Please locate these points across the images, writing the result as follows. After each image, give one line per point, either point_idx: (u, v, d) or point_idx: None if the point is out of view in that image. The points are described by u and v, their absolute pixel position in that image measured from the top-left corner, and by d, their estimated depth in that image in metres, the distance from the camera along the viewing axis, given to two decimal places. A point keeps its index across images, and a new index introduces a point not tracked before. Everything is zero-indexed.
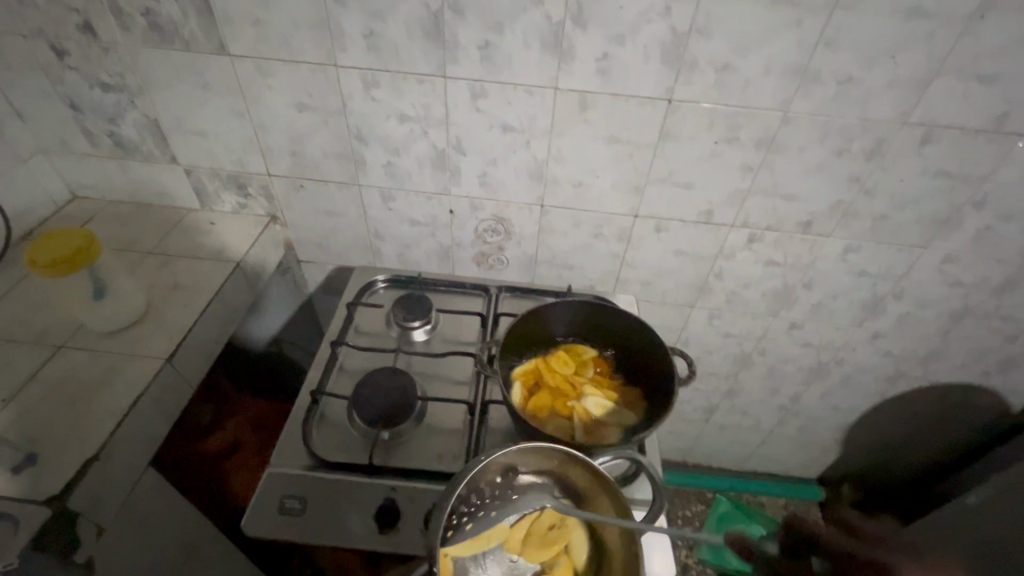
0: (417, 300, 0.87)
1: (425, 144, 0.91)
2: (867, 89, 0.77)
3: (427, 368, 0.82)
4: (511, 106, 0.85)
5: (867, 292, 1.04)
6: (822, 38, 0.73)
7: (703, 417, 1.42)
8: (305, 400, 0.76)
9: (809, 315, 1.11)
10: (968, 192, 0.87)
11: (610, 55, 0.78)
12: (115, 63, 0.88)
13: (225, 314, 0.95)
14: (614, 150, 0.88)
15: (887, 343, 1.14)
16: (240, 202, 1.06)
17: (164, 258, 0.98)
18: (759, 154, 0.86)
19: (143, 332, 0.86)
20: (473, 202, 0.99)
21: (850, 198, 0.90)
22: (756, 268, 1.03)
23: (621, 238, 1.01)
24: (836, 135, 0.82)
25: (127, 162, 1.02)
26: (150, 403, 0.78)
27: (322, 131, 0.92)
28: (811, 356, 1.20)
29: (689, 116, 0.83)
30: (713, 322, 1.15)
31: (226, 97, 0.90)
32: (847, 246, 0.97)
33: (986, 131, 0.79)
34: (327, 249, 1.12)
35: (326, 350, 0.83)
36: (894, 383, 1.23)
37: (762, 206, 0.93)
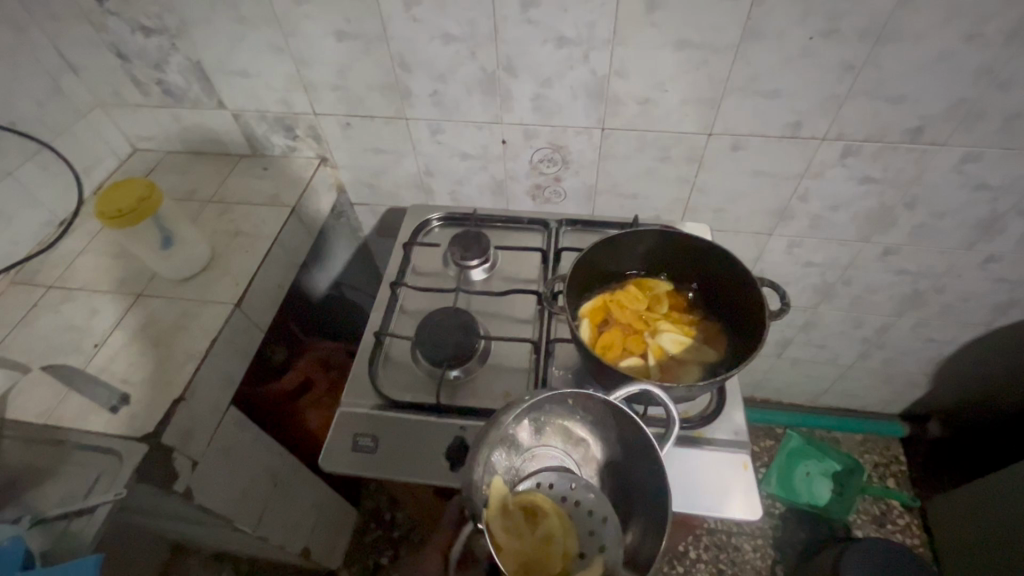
0: (474, 237, 0.83)
1: (473, 67, 0.84)
2: None
3: (488, 307, 0.79)
4: (567, 13, 0.75)
5: (984, 209, 0.90)
6: None
7: (775, 352, 1.34)
8: (370, 341, 0.75)
9: (908, 239, 0.98)
10: None
11: None
12: (152, 3, 0.84)
13: (286, 259, 0.96)
14: (685, 57, 0.77)
15: (1002, 267, 1.00)
16: (289, 145, 1.04)
17: (223, 206, 0.99)
18: (863, 49, 0.73)
19: (210, 280, 0.87)
20: (527, 129, 0.91)
21: (976, 95, 0.75)
22: (849, 187, 0.91)
23: (691, 161, 0.91)
24: (967, 15, 0.68)
25: (177, 110, 1.01)
26: (226, 346, 0.81)
27: (363, 61, 0.86)
28: (906, 284, 1.08)
29: (778, 8, 0.70)
30: (793, 250, 1.05)
31: (264, 32, 0.86)
32: (964, 155, 0.83)
33: None
34: (378, 190, 1.09)
35: (385, 292, 0.81)
36: (1006, 311, 1.09)
37: (862, 112, 0.80)
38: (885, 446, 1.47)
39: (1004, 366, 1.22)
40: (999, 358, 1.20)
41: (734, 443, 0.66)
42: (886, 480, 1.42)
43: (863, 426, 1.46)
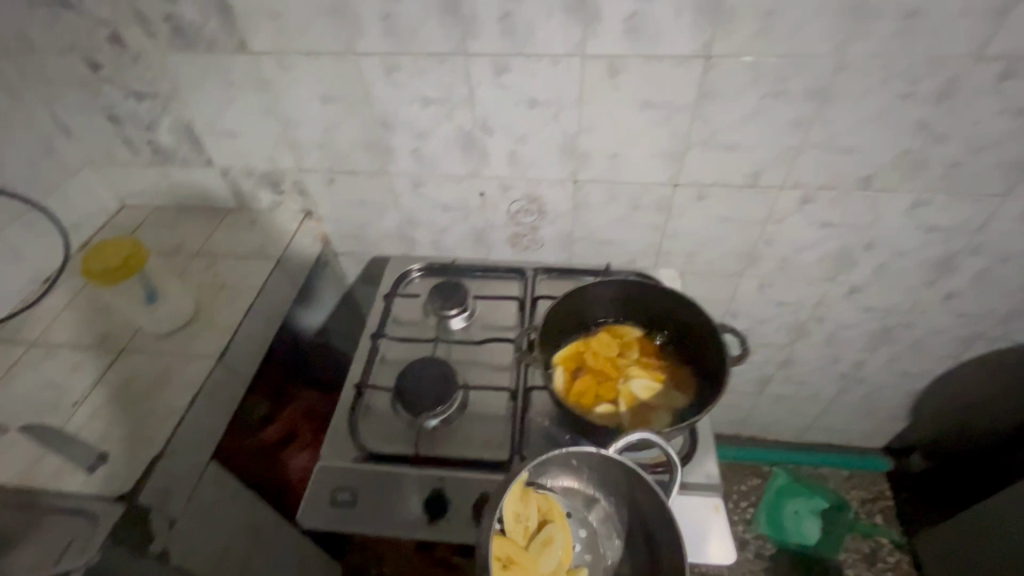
0: (453, 287, 0.86)
1: (451, 126, 0.89)
2: (934, 22, 0.69)
3: (467, 355, 0.81)
4: (537, 78, 0.81)
5: (939, 249, 0.95)
6: None
7: (756, 389, 1.36)
8: (350, 393, 0.76)
9: (871, 278, 1.03)
10: None
11: (639, 13, 0.72)
12: (146, 71, 0.89)
13: (271, 311, 0.97)
14: (649, 116, 0.83)
15: (962, 303, 1.05)
16: (276, 200, 1.07)
17: (209, 259, 1.01)
18: (810, 107, 0.79)
19: (194, 333, 0.89)
20: (504, 182, 0.96)
21: (918, 146, 0.81)
22: (811, 231, 0.96)
23: (661, 209, 0.96)
24: (899, 77, 0.74)
25: (166, 168, 1.05)
26: (208, 400, 0.81)
27: (347, 122, 0.91)
28: (875, 321, 1.12)
29: (730, 72, 0.76)
30: (764, 291, 1.09)
31: (252, 96, 0.90)
32: (913, 200, 0.89)
33: None
34: (362, 240, 1.12)
35: (366, 343, 0.83)
36: (971, 345, 1.13)
37: (816, 163, 0.86)
38: (871, 481, 1.48)
39: (976, 397, 1.25)
40: (970, 389, 1.23)
41: (709, 486, 0.67)
42: (873, 516, 1.42)
43: (848, 461, 1.47)
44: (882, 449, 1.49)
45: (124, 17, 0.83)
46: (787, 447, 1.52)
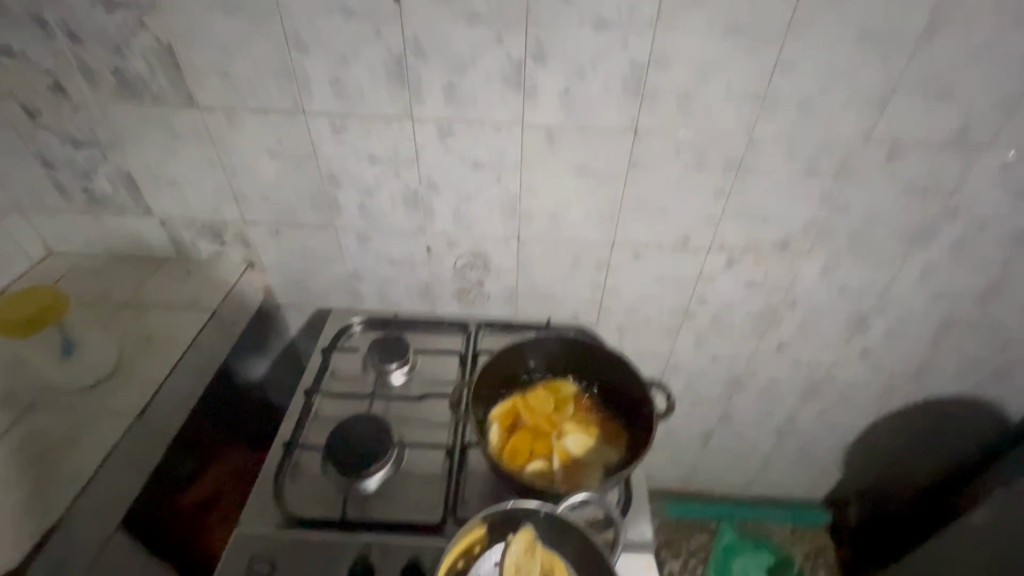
0: (393, 342, 0.85)
1: (398, 184, 0.92)
2: (827, 110, 0.78)
3: (405, 411, 0.80)
4: (480, 142, 0.85)
5: (852, 308, 1.04)
6: (778, 63, 0.74)
7: (700, 443, 1.38)
8: (278, 453, 0.73)
9: (796, 334, 1.10)
10: (939, 204, 0.87)
11: (572, 89, 0.79)
12: (86, 120, 0.88)
13: (202, 365, 0.93)
14: (585, 180, 0.88)
15: (878, 358, 1.13)
16: (217, 250, 1.05)
17: (139, 310, 0.97)
18: (728, 178, 0.86)
19: (114, 389, 0.83)
20: (449, 238, 0.98)
21: (824, 215, 0.90)
22: (739, 290, 1.02)
23: (600, 267, 1.00)
24: (802, 156, 0.83)
25: (101, 216, 1.02)
26: (121, 463, 0.76)
27: (294, 176, 0.92)
28: (803, 376, 1.18)
29: (656, 145, 0.83)
30: (700, 346, 1.14)
31: (197, 149, 0.91)
32: (826, 263, 0.97)
33: (949, 144, 0.80)
34: (306, 292, 1.11)
35: (299, 399, 0.81)
36: (890, 398, 1.21)
37: (738, 227, 0.93)
38: (814, 534, 1.50)
39: (899, 448, 1.32)
40: (893, 441, 1.30)
41: (643, 543, 0.67)
42: (817, 570, 1.44)
43: (790, 515, 1.49)
44: (821, 501, 1.53)
45: (68, 68, 0.82)
46: (733, 501, 1.53)
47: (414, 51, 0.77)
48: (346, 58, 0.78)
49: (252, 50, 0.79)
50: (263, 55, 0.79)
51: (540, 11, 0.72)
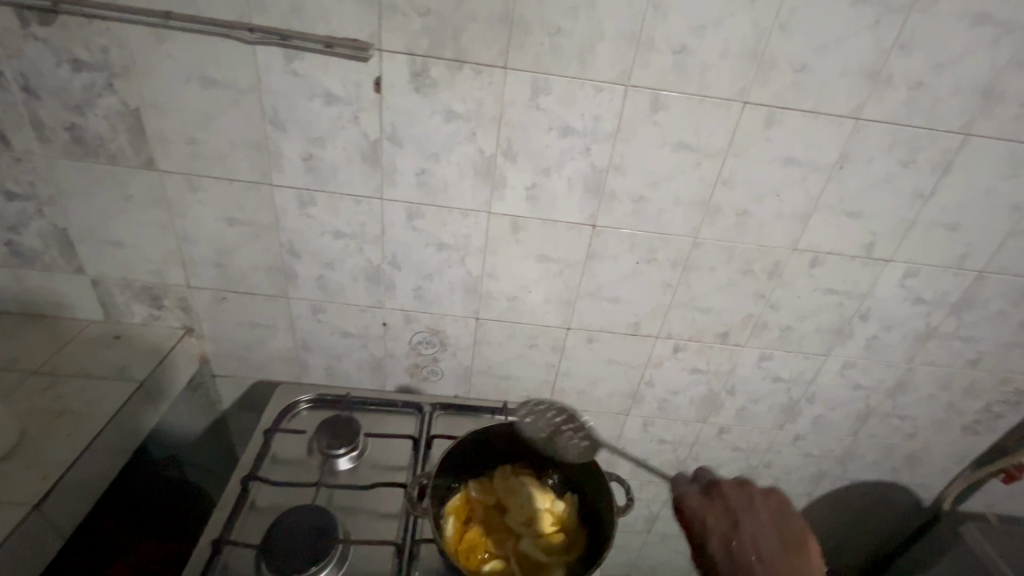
0: (344, 423, 0.82)
1: (360, 259, 0.92)
2: (759, 220, 0.88)
3: (352, 502, 0.75)
4: (446, 226, 0.88)
5: (783, 396, 1.11)
6: (719, 178, 0.84)
7: (645, 527, 1.38)
8: (205, 551, 0.66)
9: (735, 420, 1.15)
10: (853, 306, 0.98)
11: (538, 185, 0.84)
12: (27, 173, 0.83)
13: (120, 443, 0.84)
14: (545, 267, 0.93)
15: (807, 444, 1.20)
16: (153, 313, 0.99)
17: (53, 378, 0.87)
18: (675, 273, 0.94)
19: (9, 473, 0.72)
20: (408, 314, 0.98)
21: (758, 311, 0.99)
22: (683, 376, 1.08)
23: (555, 349, 1.03)
24: (740, 257, 0.92)
25: (21, 272, 0.93)
26: (5, 563, 0.64)
27: (251, 244, 0.90)
28: (742, 459, 1.23)
29: (612, 239, 0.90)
30: (647, 429, 1.17)
31: (149, 210, 0.87)
32: (760, 354, 1.05)
33: (859, 256, 0.92)
34: (247, 362, 1.05)
35: (234, 487, 0.74)
36: (819, 482, 1.28)
37: (683, 318, 0.99)
38: None
39: (829, 532, 1.38)
40: (824, 524, 1.36)
41: None
42: None
43: None
44: None
45: (18, 121, 0.79)
46: None
47: (391, 138, 0.80)
48: (322, 138, 0.80)
49: (225, 122, 0.79)
50: (236, 128, 0.80)
51: (512, 114, 0.78)
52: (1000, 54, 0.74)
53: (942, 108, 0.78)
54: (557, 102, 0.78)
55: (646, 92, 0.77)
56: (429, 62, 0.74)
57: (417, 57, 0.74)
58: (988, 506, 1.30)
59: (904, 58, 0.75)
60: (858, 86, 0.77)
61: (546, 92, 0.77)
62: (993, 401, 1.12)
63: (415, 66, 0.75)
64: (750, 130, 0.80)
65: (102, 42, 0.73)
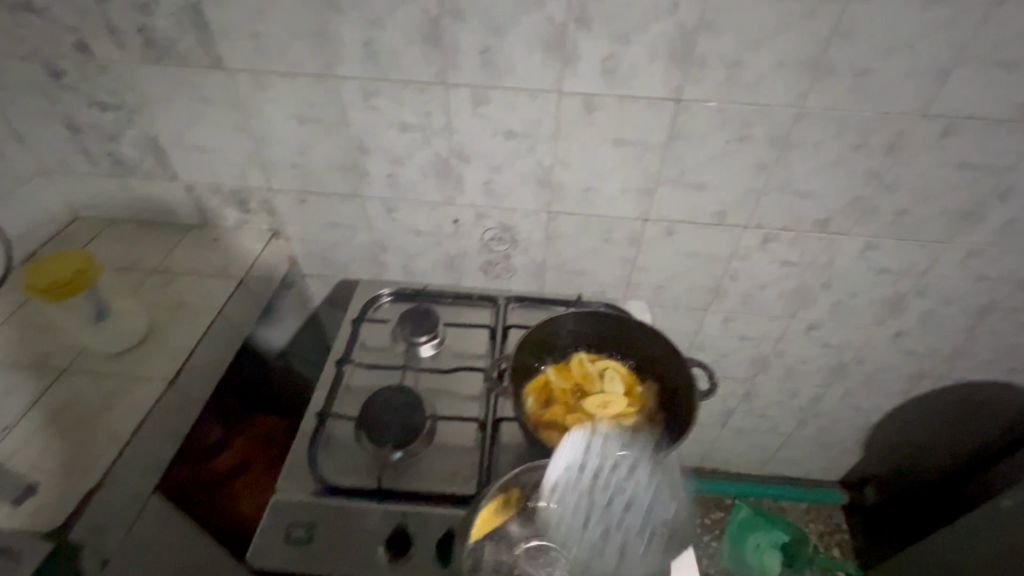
0: (424, 314, 0.85)
1: (428, 153, 0.89)
2: (883, 81, 0.74)
3: (436, 384, 0.80)
4: (514, 111, 0.82)
5: (888, 290, 1.01)
6: (837, 30, 0.70)
7: (720, 421, 1.38)
8: (311, 422, 0.74)
9: (828, 315, 1.07)
10: (993, 183, 0.84)
11: (616, 55, 0.75)
12: (112, 81, 0.86)
13: (230, 334, 0.93)
14: (622, 153, 0.85)
15: (909, 342, 1.10)
16: (243, 217, 1.04)
17: (168, 277, 0.97)
18: (772, 152, 0.83)
19: (146, 355, 0.84)
20: (478, 210, 0.97)
21: (869, 194, 0.87)
22: (772, 269, 1.00)
23: (632, 242, 0.98)
24: (854, 129, 0.79)
25: (126, 181, 1.00)
26: (156, 428, 0.77)
27: (321, 143, 0.90)
28: (831, 357, 1.16)
29: (700, 115, 0.80)
30: (728, 325, 1.12)
31: (224, 112, 0.88)
32: (866, 244, 0.94)
33: (1011, 120, 0.76)
34: (331, 262, 1.10)
35: (331, 369, 0.81)
36: (919, 381, 1.19)
37: (777, 205, 0.90)
38: (828, 514, 1.52)
39: (922, 433, 1.31)
40: (918, 425, 1.29)
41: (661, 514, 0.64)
42: (830, 549, 1.46)
43: (803, 494, 1.50)
44: (837, 482, 1.53)
45: (94, 26, 0.80)
46: (749, 480, 1.54)
47: (452, 12, 0.73)
48: (380, 18, 0.75)
49: (283, 10, 0.76)
50: (294, 16, 0.76)
51: None
52: None
53: None
54: None
55: None
56: None
57: None
58: None
59: None
60: None
61: None
62: None
63: None
64: None
65: None
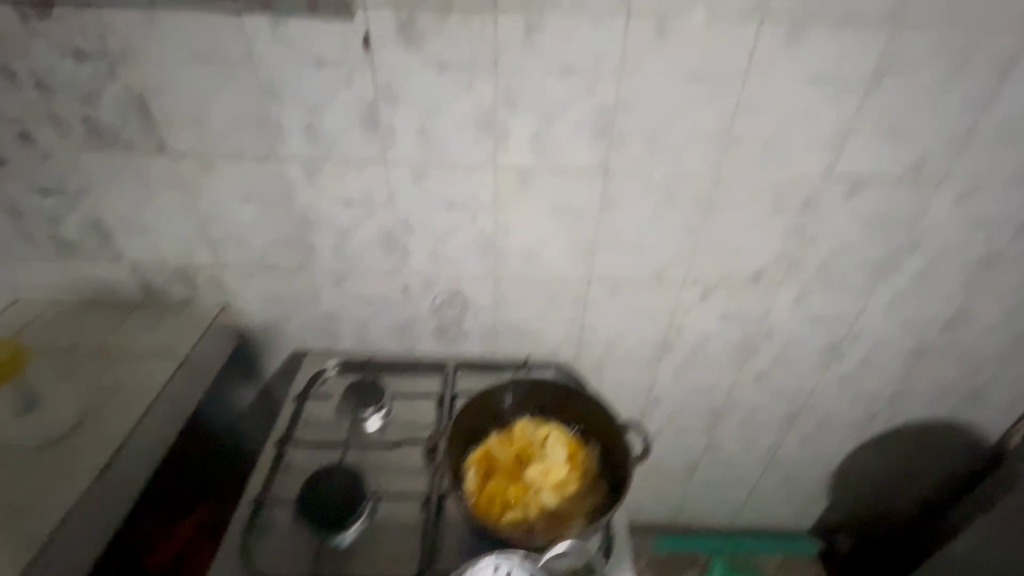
0: (369, 386, 0.85)
1: (373, 225, 0.92)
2: (788, 148, 0.81)
3: (380, 459, 0.78)
4: (453, 185, 0.86)
5: (826, 337, 1.05)
6: (740, 105, 0.77)
7: (686, 475, 1.37)
8: (247, 508, 0.71)
9: (774, 364, 1.11)
10: (902, 235, 0.90)
11: (543, 132, 0.80)
12: (54, 168, 0.87)
13: (170, 416, 0.90)
14: (559, 219, 0.90)
15: (854, 386, 1.14)
16: (189, 294, 1.04)
17: (106, 359, 0.94)
18: (698, 214, 0.88)
19: (76, 445, 0.80)
20: (426, 277, 0.98)
21: (792, 248, 0.92)
22: (715, 322, 1.04)
23: (578, 302, 1.01)
24: (768, 192, 0.86)
25: (68, 263, 0.99)
26: (80, 525, 0.72)
27: (267, 219, 0.92)
28: (783, 405, 1.19)
29: (627, 184, 0.85)
30: (680, 378, 1.14)
31: (168, 194, 0.90)
32: (798, 294, 0.99)
33: (906, 179, 0.84)
34: (281, 334, 1.09)
35: (271, 450, 0.79)
36: (870, 424, 1.22)
37: (710, 262, 0.94)
38: (804, 565, 1.49)
39: (882, 474, 1.32)
40: (876, 466, 1.31)
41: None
42: None
43: (778, 546, 1.48)
44: (809, 530, 1.52)
45: (37, 118, 0.82)
46: (723, 534, 1.51)
47: (387, 98, 0.78)
48: (319, 105, 0.79)
49: (225, 99, 0.79)
50: (235, 103, 0.80)
51: (508, 59, 0.74)
52: None
53: None
54: (553, 41, 0.72)
55: (649, 18, 0.70)
56: (416, 12, 0.71)
57: (402, 8, 0.71)
58: None
59: None
60: None
61: (540, 30, 0.72)
62: None
63: (402, 18, 0.71)
64: (770, 48, 0.72)
65: (98, 28, 0.74)
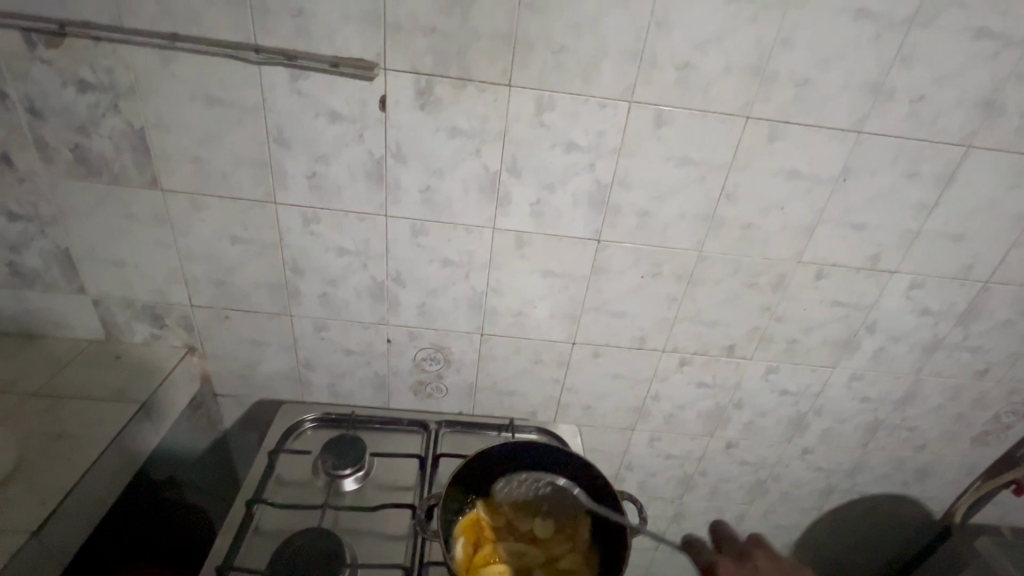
0: (349, 443, 0.82)
1: (364, 276, 0.91)
2: (764, 233, 0.88)
3: (358, 523, 0.75)
4: (450, 242, 0.88)
5: (791, 410, 1.10)
6: (724, 191, 0.84)
7: (653, 544, 1.35)
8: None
9: (743, 434, 1.14)
10: (860, 318, 0.98)
11: (543, 201, 0.84)
12: (30, 193, 0.83)
13: (119, 466, 0.82)
14: (550, 282, 0.92)
15: (815, 458, 1.19)
16: (154, 332, 0.98)
17: (52, 400, 0.86)
18: (681, 286, 0.93)
19: (7, 499, 0.71)
20: (412, 331, 0.97)
21: (764, 324, 0.98)
22: (690, 390, 1.07)
23: (561, 364, 1.02)
24: (744, 271, 0.92)
25: (23, 292, 0.92)
26: None
27: (254, 262, 0.90)
28: (749, 474, 1.21)
29: (617, 254, 0.90)
30: (653, 444, 1.15)
31: (151, 228, 0.87)
32: (767, 367, 1.04)
33: (865, 268, 0.92)
34: (249, 381, 1.04)
35: (239, 510, 0.74)
36: (829, 496, 1.26)
37: (689, 332, 0.99)
38: None
39: (839, 547, 1.36)
40: (834, 539, 1.34)
41: None
42: None
43: None
44: None
45: (22, 141, 0.79)
46: None
47: (395, 155, 0.80)
48: (325, 155, 0.80)
49: (230, 141, 0.79)
50: (241, 147, 0.80)
51: (517, 130, 0.78)
52: (1001, 66, 0.75)
53: (942, 122, 0.79)
54: (561, 118, 0.78)
55: (650, 108, 0.77)
56: (435, 80, 0.75)
57: (421, 76, 0.74)
58: (999, 519, 1.29)
59: (905, 69, 0.75)
60: (861, 99, 0.77)
61: (550, 108, 0.77)
62: (1002, 412, 1.11)
63: (421, 84, 0.75)
64: (753, 143, 0.80)
65: (109, 63, 0.73)
